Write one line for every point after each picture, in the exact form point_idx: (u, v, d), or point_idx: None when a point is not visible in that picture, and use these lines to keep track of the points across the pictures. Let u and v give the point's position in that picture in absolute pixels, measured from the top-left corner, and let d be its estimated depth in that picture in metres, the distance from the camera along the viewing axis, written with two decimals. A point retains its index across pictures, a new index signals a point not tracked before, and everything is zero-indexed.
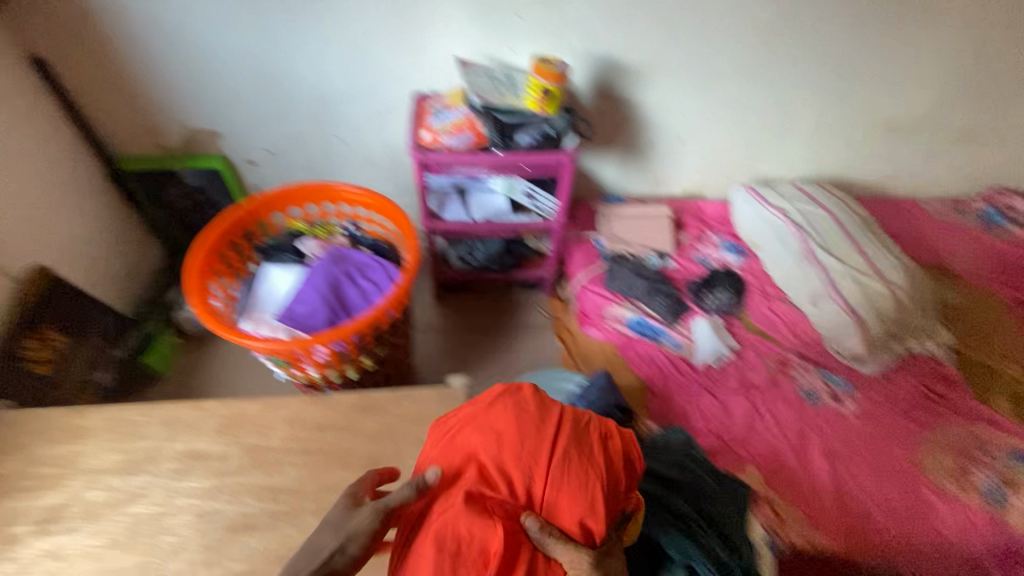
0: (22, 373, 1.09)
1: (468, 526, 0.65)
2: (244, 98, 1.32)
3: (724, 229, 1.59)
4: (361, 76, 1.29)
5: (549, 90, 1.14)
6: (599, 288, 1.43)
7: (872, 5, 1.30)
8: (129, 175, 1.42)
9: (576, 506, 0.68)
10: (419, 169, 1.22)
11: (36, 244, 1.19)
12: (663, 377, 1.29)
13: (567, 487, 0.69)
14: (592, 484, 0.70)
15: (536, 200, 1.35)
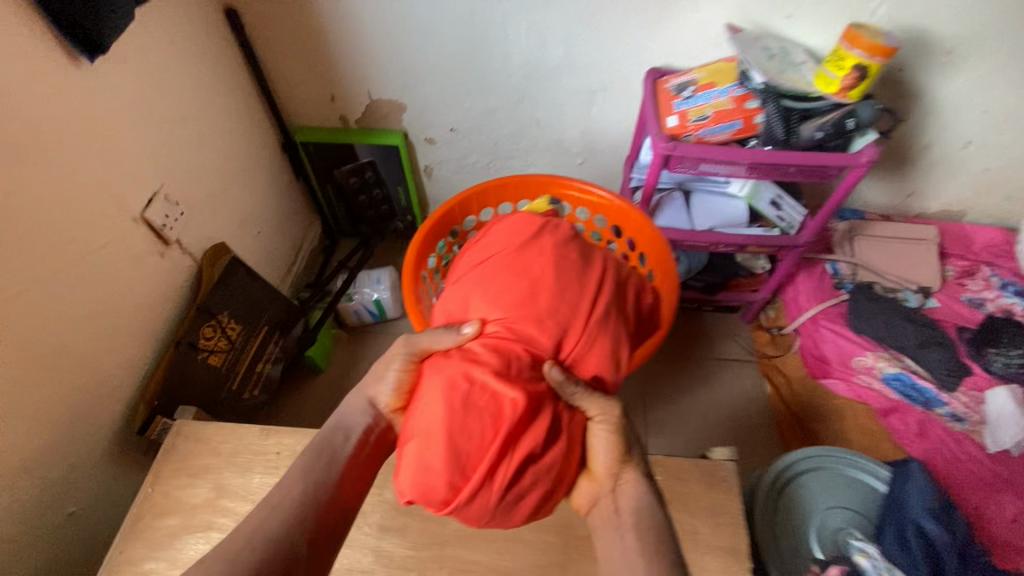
0: (199, 366, 0.98)
1: (489, 380, 0.58)
2: (440, 66, 1.13)
3: (1002, 264, 1.23)
4: (584, 44, 1.06)
5: (866, 67, 0.85)
6: (841, 327, 1.14)
7: None
8: (302, 147, 1.29)
9: (606, 360, 0.67)
10: (656, 165, 0.97)
11: (214, 219, 1.08)
12: (946, 459, 0.97)
13: (601, 342, 0.67)
14: (620, 339, 0.70)
15: (783, 210, 1.06)
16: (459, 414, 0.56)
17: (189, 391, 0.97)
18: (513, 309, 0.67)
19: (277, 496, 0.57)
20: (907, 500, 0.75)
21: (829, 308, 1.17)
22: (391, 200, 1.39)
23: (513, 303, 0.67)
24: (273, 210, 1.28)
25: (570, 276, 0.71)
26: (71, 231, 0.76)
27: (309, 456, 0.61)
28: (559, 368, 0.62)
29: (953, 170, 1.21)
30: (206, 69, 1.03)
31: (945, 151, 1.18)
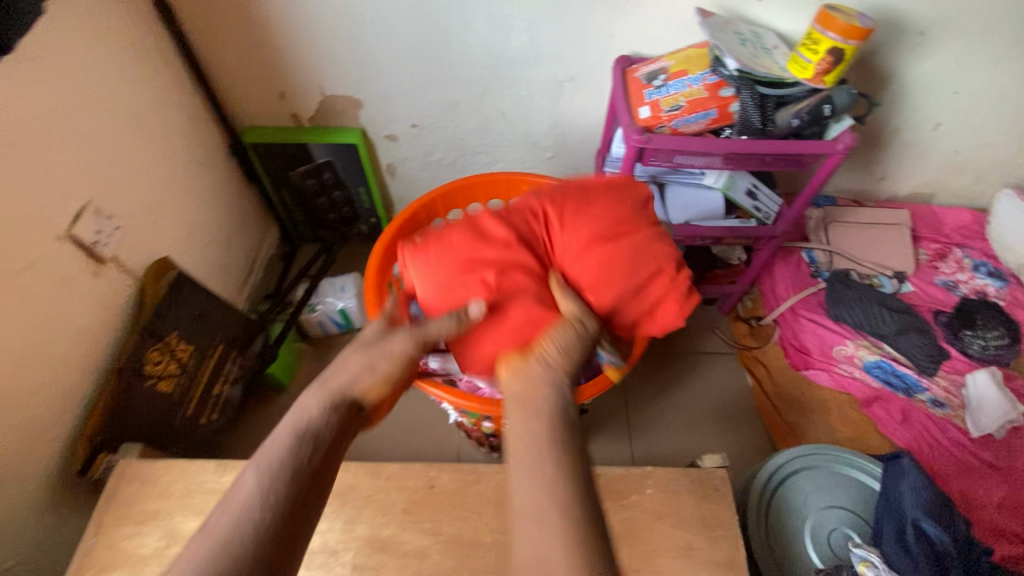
0: (147, 395, 0.90)
1: (499, 228, 0.67)
2: (397, 58, 1.06)
3: (971, 245, 1.24)
4: (550, 32, 1.00)
5: (841, 50, 0.81)
6: (820, 316, 1.13)
7: None
8: (252, 149, 1.20)
9: (604, 282, 0.64)
10: (630, 158, 0.92)
11: (157, 232, 0.98)
12: (929, 445, 0.98)
13: (608, 266, 0.65)
14: (632, 278, 0.65)
15: (759, 200, 1.04)
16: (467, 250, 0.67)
17: (137, 422, 0.89)
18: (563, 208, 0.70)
19: (275, 448, 0.52)
20: (895, 496, 0.71)
21: (807, 297, 1.16)
22: (353, 202, 1.32)
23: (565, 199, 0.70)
24: (223, 219, 1.18)
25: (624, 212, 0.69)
26: None
27: (296, 420, 0.55)
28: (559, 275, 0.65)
29: (922, 152, 1.21)
30: (137, 65, 0.93)
31: (916, 134, 1.17)
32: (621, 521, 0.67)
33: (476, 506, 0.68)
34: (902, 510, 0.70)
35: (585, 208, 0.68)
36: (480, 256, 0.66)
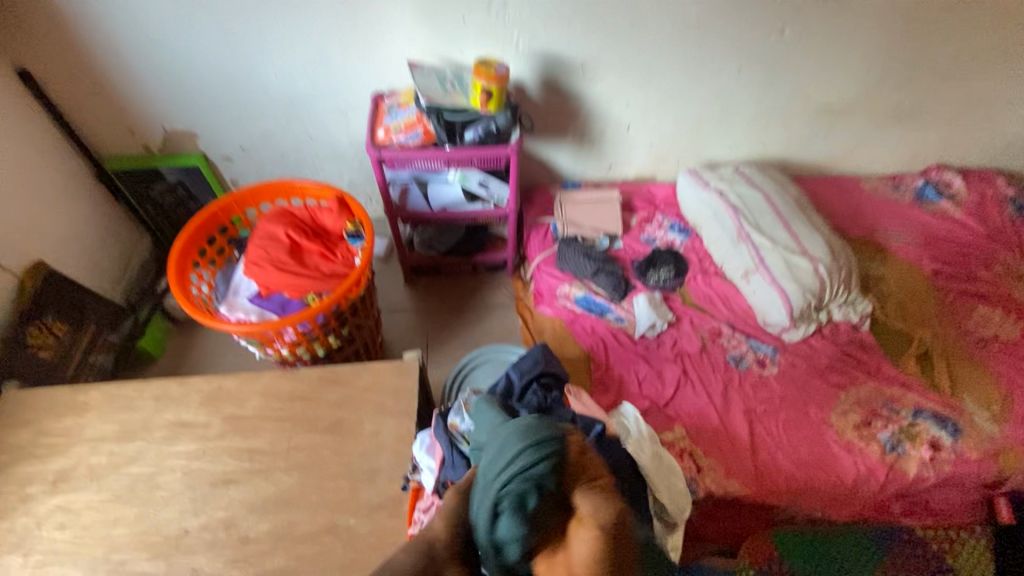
0: (28, 357, 1.23)
1: (276, 221, 1.20)
2: (216, 101, 1.42)
3: (670, 210, 1.70)
4: (324, 79, 1.40)
5: (489, 90, 1.23)
6: (553, 268, 1.56)
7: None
8: (117, 176, 1.54)
9: (328, 256, 1.19)
10: (376, 165, 1.32)
11: (31, 244, 1.31)
12: (605, 348, 1.40)
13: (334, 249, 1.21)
14: (338, 254, 1.20)
15: (490, 188, 1.46)
16: (265, 220, 1.21)
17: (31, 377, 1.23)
18: (315, 213, 1.24)
19: None
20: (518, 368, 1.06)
21: (547, 255, 1.60)
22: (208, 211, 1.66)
23: (317, 206, 1.24)
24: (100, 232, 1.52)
25: (341, 217, 1.22)
26: None
27: None
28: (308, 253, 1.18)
29: (628, 147, 1.67)
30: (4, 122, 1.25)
31: (616, 134, 1.62)
32: (341, 395, 1.06)
33: (247, 394, 1.06)
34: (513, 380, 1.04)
35: (331, 212, 1.23)
36: (266, 229, 1.19)
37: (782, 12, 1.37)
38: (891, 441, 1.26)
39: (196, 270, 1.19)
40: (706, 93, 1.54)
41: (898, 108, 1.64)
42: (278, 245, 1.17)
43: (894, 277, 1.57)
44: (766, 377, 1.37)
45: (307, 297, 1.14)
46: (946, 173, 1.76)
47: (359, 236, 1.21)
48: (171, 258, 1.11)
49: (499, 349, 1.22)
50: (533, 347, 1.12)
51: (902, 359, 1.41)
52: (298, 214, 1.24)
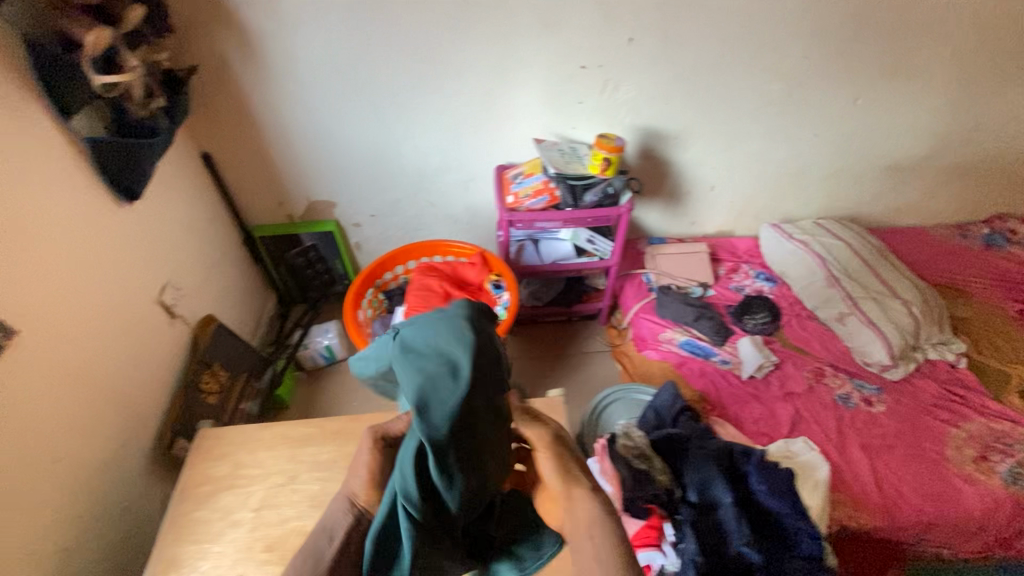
0: (202, 401, 1.35)
1: (429, 274, 1.38)
2: (357, 174, 1.63)
3: (755, 260, 1.83)
4: (453, 154, 1.61)
5: (610, 159, 1.43)
6: (652, 315, 1.68)
7: (873, 74, 1.54)
8: (260, 240, 1.73)
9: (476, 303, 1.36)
10: (505, 226, 1.50)
11: (202, 299, 1.48)
12: (716, 389, 1.49)
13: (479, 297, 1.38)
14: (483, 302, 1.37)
15: (597, 244, 1.62)
16: (420, 273, 1.39)
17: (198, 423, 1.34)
18: (459, 267, 1.42)
19: None
20: (661, 401, 1.14)
21: (645, 303, 1.72)
22: (330, 270, 1.84)
23: (461, 262, 1.44)
24: (242, 290, 1.69)
25: (483, 270, 1.40)
26: (112, 304, 1.13)
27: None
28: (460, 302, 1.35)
29: (712, 206, 1.82)
30: (190, 194, 1.45)
31: (702, 194, 1.78)
32: None
33: None
34: (663, 411, 1.13)
35: (474, 266, 1.41)
36: (422, 282, 1.37)
37: (856, 85, 1.56)
38: (1012, 474, 1.30)
39: (362, 319, 1.36)
40: (785, 156, 1.70)
41: (962, 165, 1.78)
42: (434, 295, 1.34)
43: (980, 318, 1.65)
44: (875, 413, 1.43)
45: None
46: (1010, 221, 1.88)
47: (501, 286, 1.38)
48: (347, 310, 1.30)
49: (626, 387, 1.29)
50: (664, 387, 1.19)
51: (1004, 396, 1.46)
52: (445, 269, 1.42)
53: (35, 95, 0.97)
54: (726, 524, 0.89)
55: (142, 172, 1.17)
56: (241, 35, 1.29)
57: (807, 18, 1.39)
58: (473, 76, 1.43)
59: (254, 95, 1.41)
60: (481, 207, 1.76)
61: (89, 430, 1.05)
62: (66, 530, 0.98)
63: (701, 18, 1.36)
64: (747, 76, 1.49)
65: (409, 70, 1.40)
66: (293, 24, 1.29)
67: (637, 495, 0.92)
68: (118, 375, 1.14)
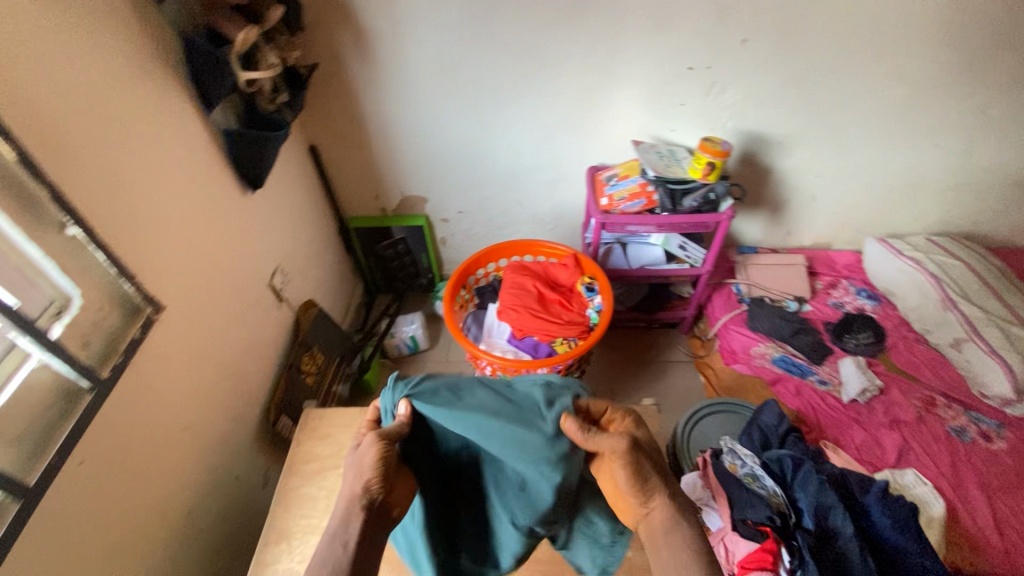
0: (302, 382, 1.42)
1: (522, 274, 1.39)
2: (450, 171, 1.67)
3: (857, 276, 1.73)
4: (546, 155, 1.61)
5: (713, 163, 1.39)
6: (743, 328, 1.63)
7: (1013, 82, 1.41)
8: (355, 231, 1.81)
9: (568, 306, 1.34)
10: (598, 228, 1.48)
11: (304, 285, 1.55)
12: (813, 410, 1.42)
13: (571, 300, 1.36)
14: (574, 305, 1.35)
15: (689, 251, 1.56)
16: (512, 272, 1.40)
17: (299, 402, 1.41)
18: (551, 268, 1.42)
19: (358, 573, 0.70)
20: (766, 419, 1.11)
21: (735, 315, 1.66)
22: (416, 263, 1.89)
23: (553, 263, 1.43)
24: (336, 277, 1.77)
25: (575, 273, 1.38)
26: (235, 286, 1.21)
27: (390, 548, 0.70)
28: (552, 303, 1.35)
29: (812, 216, 1.73)
30: (299, 184, 1.52)
31: (802, 204, 1.70)
32: None
33: None
34: (767, 431, 1.09)
35: (566, 268, 1.39)
36: (515, 281, 1.37)
37: (992, 94, 1.42)
38: None
39: (456, 313, 1.39)
40: (899, 167, 1.59)
41: None
42: (527, 294, 1.35)
43: None
44: (995, 451, 1.31)
45: (554, 340, 1.29)
46: None
47: (593, 290, 1.35)
48: (445, 304, 1.32)
49: (724, 402, 1.28)
50: (768, 405, 1.13)
51: None
52: (536, 269, 1.42)
53: (184, 92, 1.04)
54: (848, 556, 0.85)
55: (264, 165, 1.23)
56: (360, 33, 1.34)
57: (946, 19, 1.28)
58: (575, 79, 1.43)
59: (364, 92, 1.47)
60: (568, 208, 1.75)
61: (213, 401, 1.13)
62: (192, 490, 1.06)
63: (824, 18, 1.28)
64: (867, 81, 1.40)
65: (513, 71, 1.42)
66: (408, 24, 1.33)
67: (750, 515, 0.89)
68: (236, 353, 1.21)
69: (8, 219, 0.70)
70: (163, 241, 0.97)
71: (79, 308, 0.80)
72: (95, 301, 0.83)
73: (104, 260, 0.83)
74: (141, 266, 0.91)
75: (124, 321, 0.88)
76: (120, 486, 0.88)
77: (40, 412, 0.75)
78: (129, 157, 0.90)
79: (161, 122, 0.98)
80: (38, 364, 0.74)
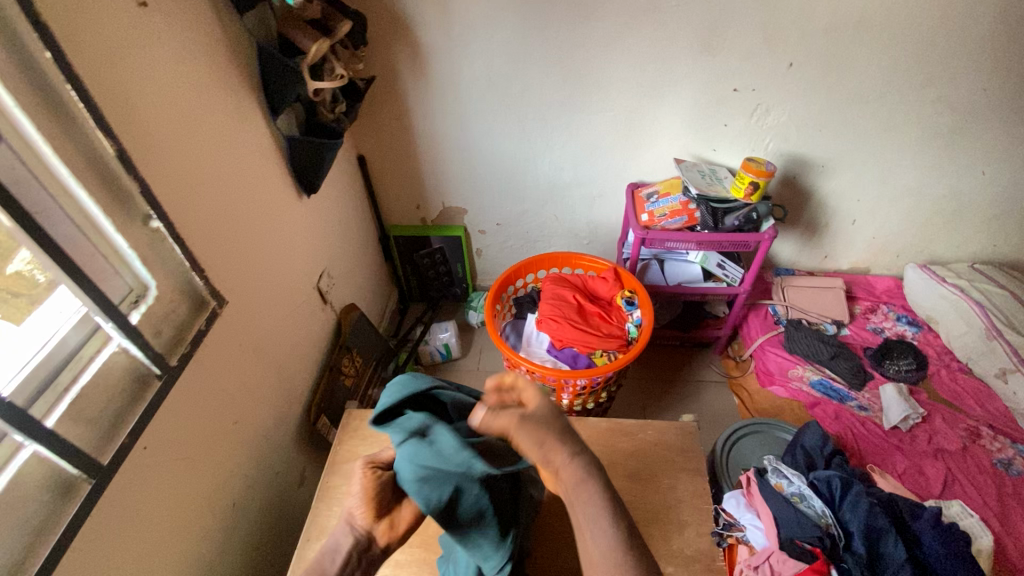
0: (341, 383, 1.45)
1: (561, 285, 1.41)
2: (491, 185, 1.71)
3: (896, 302, 1.71)
4: (587, 171, 1.64)
5: (757, 183, 1.39)
6: (780, 349, 1.62)
7: None
8: (394, 239, 1.85)
9: (607, 319, 1.35)
10: (638, 243, 1.49)
11: (346, 289, 1.59)
12: (854, 435, 1.40)
13: (611, 313, 1.37)
14: (614, 317, 1.36)
15: (727, 270, 1.57)
16: (552, 283, 1.42)
17: (337, 403, 1.43)
18: (589, 281, 1.44)
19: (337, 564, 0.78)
20: (809, 440, 1.11)
21: (772, 336, 1.65)
22: (451, 273, 1.93)
23: (591, 277, 1.45)
24: (374, 283, 1.80)
25: (615, 287, 1.40)
26: (287, 286, 1.25)
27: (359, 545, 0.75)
28: (592, 315, 1.36)
29: (851, 241, 1.73)
30: (346, 190, 1.57)
31: (841, 228, 1.69)
32: (633, 446, 1.13)
33: None
34: (810, 451, 1.10)
35: (605, 282, 1.42)
36: (554, 292, 1.39)
37: None
38: None
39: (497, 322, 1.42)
40: (944, 194, 1.58)
41: None
42: (566, 306, 1.37)
43: None
44: None
45: (593, 352, 1.30)
46: None
47: (633, 304, 1.37)
48: (487, 311, 1.34)
49: (763, 421, 1.26)
50: (808, 426, 1.15)
51: None
52: (576, 281, 1.44)
53: (254, 97, 1.09)
54: None
55: (320, 172, 1.28)
56: (415, 49, 1.40)
57: (996, 47, 1.29)
58: (620, 98, 1.46)
59: (414, 105, 1.52)
60: (605, 223, 1.77)
61: (262, 397, 1.15)
62: (238, 483, 1.08)
63: (871, 44, 1.30)
64: (912, 107, 1.41)
65: (559, 88, 1.45)
66: (461, 41, 1.38)
67: (796, 534, 0.91)
68: (285, 351, 1.24)
69: (103, 211, 0.74)
70: (228, 237, 1.01)
71: (155, 299, 0.84)
72: (169, 293, 0.87)
73: (180, 253, 0.87)
74: (208, 261, 0.95)
75: (191, 313, 0.92)
76: (176, 473, 0.90)
77: (115, 395, 0.77)
78: (202, 155, 0.94)
79: (232, 126, 1.03)
80: (117, 348, 0.78)
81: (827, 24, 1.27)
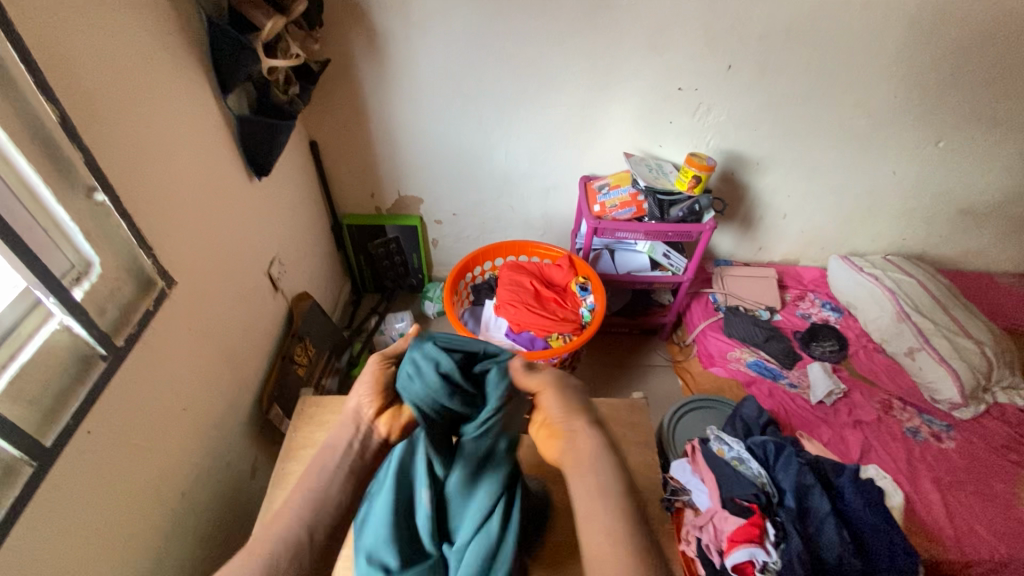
0: (293, 372, 1.42)
1: (515, 273, 1.46)
2: (447, 176, 1.72)
3: (821, 291, 1.88)
4: (541, 164, 1.69)
5: (699, 177, 1.49)
6: (720, 334, 1.73)
7: (964, 107, 1.54)
8: (347, 228, 1.83)
9: (562, 304, 1.41)
10: (591, 233, 1.55)
11: (297, 277, 1.55)
12: (786, 409, 1.52)
13: (565, 299, 1.43)
14: (569, 303, 1.42)
15: (672, 260, 1.67)
16: (507, 272, 1.47)
17: (290, 393, 1.40)
18: (543, 269, 1.49)
19: None
20: (746, 412, 1.24)
21: (712, 322, 1.77)
22: (406, 263, 1.92)
23: (545, 265, 1.50)
24: (326, 273, 1.77)
25: (569, 274, 1.46)
26: (237, 270, 1.21)
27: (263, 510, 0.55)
28: (547, 301, 1.41)
29: (782, 233, 1.87)
30: (298, 177, 1.53)
31: (774, 222, 1.83)
32: None
33: None
34: (747, 422, 1.22)
35: (557, 270, 1.48)
36: (508, 280, 1.44)
37: (940, 129, 1.58)
38: None
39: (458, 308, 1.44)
40: (862, 191, 1.74)
41: None
42: (520, 292, 1.41)
43: None
44: (945, 449, 1.44)
45: (548, 335, 1.35)
46: None
47: (586, 290, 1.43)
48: (445, 296, 1.36)
49: (706, 396, 1.36)
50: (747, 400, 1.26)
51: None
52: (530, 269, 1.49)
53: (204, 74, 1.06)
54: (819, 532, 1.00)
55: (272, 154, 1.25)
56: (370, 34, 1.39)
57: (902, 60, 1.44)
58: (574, 93, 1.51)
59: (370, 92, 1.51)
60: (558, 215, 1.83)
61: (212, 384, 1.11)
62: (186, 472, 1.04)
63: (798, 52, 1.42)
64: (834, 111, 1.55)
65: (514, 79, 1.48)
66: (418, 29, 1.39)
67: (737, 493, 1.04)
68: (235, 338, 1.20)
69: (44, 180, 0.71)
70: (176, 215, 0.98)
71: (99, 277, 0.80)
72: (114, 271, 0.83)
73: (127, 229, 0.84)
74: (157, 239, 0.92)
75: (138, 293, 0.88)
76: (125, 460, 0.87)
77: (57, 374, 0.74)
78: (148, 128, 0.90)
79: (180, 100, 0.99)
80: (58, 326, 0.75)
81: (760, 32, 1.38)
